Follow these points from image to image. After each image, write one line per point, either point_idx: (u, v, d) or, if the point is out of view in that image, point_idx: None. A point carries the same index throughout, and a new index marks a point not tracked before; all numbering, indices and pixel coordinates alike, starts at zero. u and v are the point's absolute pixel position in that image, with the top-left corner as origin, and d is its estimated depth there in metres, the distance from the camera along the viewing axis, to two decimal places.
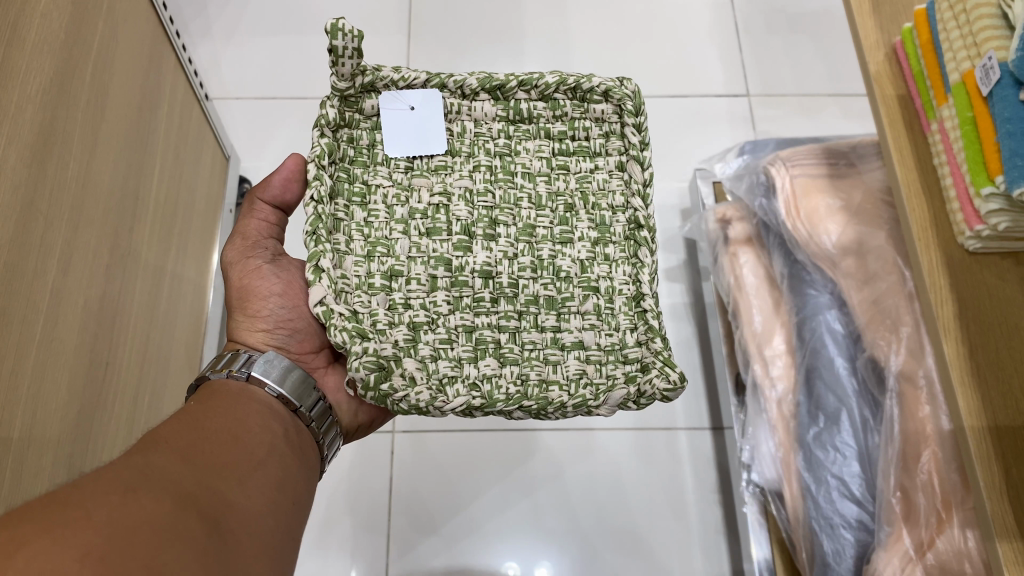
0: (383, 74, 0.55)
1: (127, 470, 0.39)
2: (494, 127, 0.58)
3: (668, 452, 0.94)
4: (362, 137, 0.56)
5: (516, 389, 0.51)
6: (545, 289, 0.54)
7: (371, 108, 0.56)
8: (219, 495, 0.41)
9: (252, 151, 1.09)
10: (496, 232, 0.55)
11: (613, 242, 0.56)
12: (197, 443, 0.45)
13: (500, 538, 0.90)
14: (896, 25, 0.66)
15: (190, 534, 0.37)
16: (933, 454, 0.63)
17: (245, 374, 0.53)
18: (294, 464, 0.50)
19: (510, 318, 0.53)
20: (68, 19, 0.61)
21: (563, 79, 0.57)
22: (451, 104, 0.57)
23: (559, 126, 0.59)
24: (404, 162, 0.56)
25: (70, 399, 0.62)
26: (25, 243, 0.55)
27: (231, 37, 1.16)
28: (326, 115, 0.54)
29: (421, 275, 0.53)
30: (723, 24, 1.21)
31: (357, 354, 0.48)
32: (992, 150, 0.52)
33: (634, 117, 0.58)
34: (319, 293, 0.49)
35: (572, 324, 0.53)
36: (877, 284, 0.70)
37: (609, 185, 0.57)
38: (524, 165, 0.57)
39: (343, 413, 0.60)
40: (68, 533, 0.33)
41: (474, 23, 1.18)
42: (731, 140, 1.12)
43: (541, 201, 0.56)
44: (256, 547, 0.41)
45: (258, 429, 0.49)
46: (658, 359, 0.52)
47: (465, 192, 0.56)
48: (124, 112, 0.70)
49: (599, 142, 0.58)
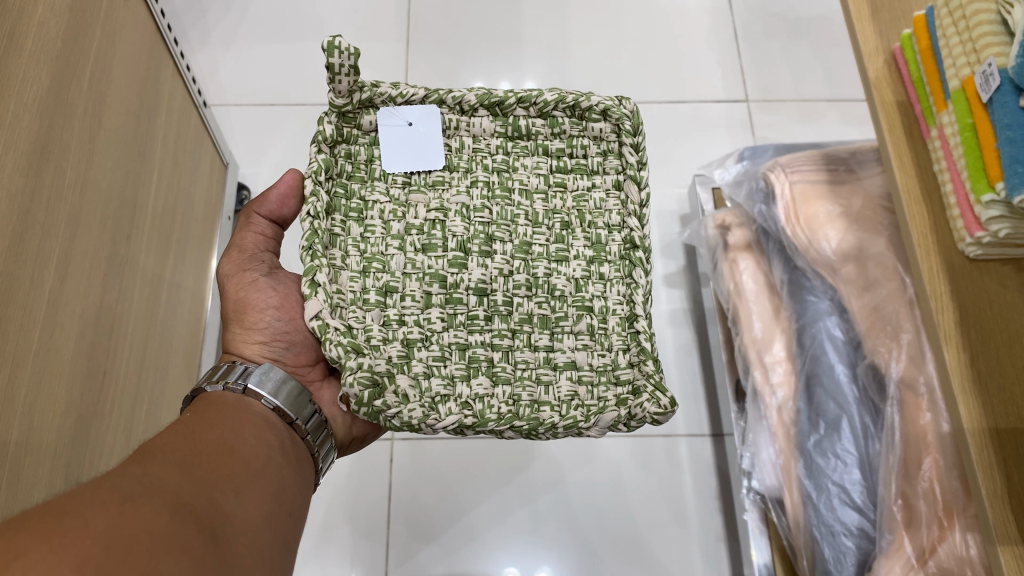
0: (381, 91, 0.55)
1: (124, 479, 0.38)
2: (493, 143, 0.58)
3: (668, 460, 0.93)
4: (360, 152, 0.56)
5: (508, 409, 0.51)
6: (540, 309, 0.54)
7: (369, 124, 0.56)
8: (216, 506, 0.41)
9: (250, 159, 1.09)
10: (492, 248, 0.55)
11: (608, 261, 0.56)
12: (193, 454, 0.44)
13: (499, 546, 0.89)
14: (896, 31, 0.66)
15: (187, 544, 0.36)
16: (934, 461, 0.63)
17: (241, 386, 0.53)
18: (291, 476, 0.50)
19: (502, 337, 0.53)
20: (65, 29, 0.61)
21: (562, 96, 0.57)
22: (450, 120, 0.57)
23: (557, 144, 0.58)
24: (401, 177, 0.56)
25: (66, 414, 0.61)
26: (21, 253, 0.54)
27: (229, 44, 1.16)
28: (323, 131, 0.54)
29: (416, 291, 0.52)
30: (721, 30, 1.21)
31: (351, 369, 0.47)
32: (993, 158, 0.52)
33: (632, 137, 0.58)
34: (314, 308, 0.49)
35: (565, 343, 0.53)
36: (877, 291, 0.70)
37: (606, 204, 0.57)
38: (522, 182, 0.57)
39: (339, 425, 0.60)
40: (66, 542, 0.32)
41: (472, 29, 1.18)
42: (730, 146, 1.12)
43: (538, 219, 0.56)
44: (253, 559, 0.41)
45: (255, 441, 0.49)
46: (650, 381, 0.52)
47: (462, 208, 0.55)
48: (121, 120, 0.70)
49: (597, 160, 0.58)
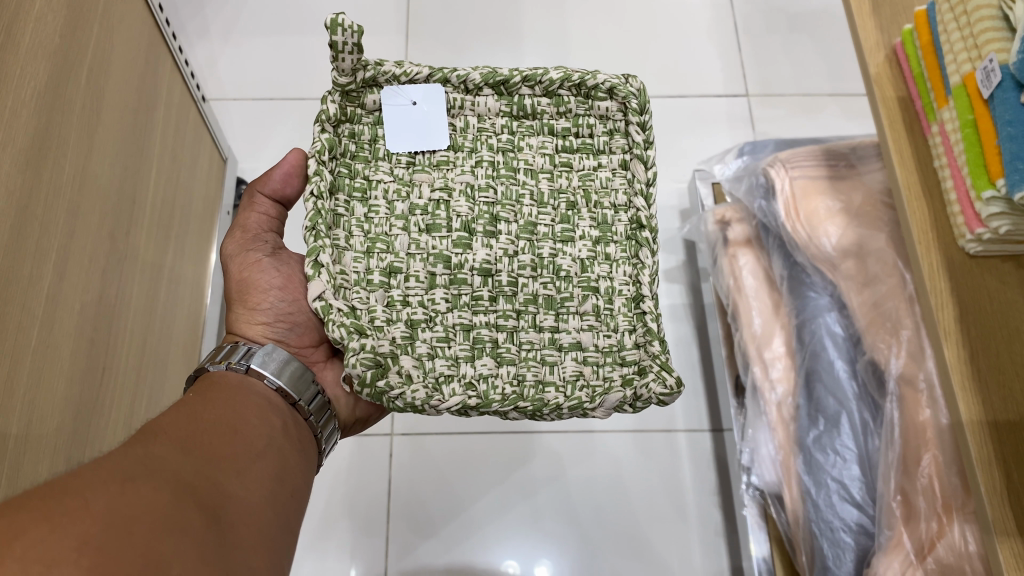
0: (385, 69, 0.55)
1: (125, 460, 0.38)
2: (498, 122, 0.57)
3: (668, 453, 0.94)
4: (364, 132, 0.55)
5: (512, 390, 0.51)
6: (545, 289, 0.54)
7: (373, 103, 0.55)
8: (218, 486, 0.41)
9: (249, 152, 1.09)
10: (497, 228, 0.55)
11: (616, 239, 0.56)
12: (195, 435, 0.44)
13: (499, 541, 0.89)
14: (896, 26, 0.66)
15: (188, 524, 0.36)
16: (933, 457, 0.62)
17: (244, 366, 0.53)
18: (293, 457, 0.50)
19: (508, 317, 0.53)
20: (64, 23, 0.60)
21: (568, 75, 0.56)
22: (455, 98, 0.56)
23: (563, 123, 0.58)
24: (406, 157, 0.55)
25: (65, 410, 0.61)
26: (22, 247, 0.54)
27: (228, 36, 1.15)
28: (327, 110, 0.53)
29: (419, 272, 0.52)
30: (722, 23, 1.20)
31: (354, 350, 0.48)
32: (993, 154, 0.51)
33: (638, 116, 0.57)
34: (317, 289, 0.49)
35: (571, 324, 0.53)
36: (877, 287, 0.70)
37: (612, 183, 0.57)
38: (527, 162, 0.56)
39: (342, 406, 0.60)
40: (66, 521, 0.32)
41: (471, 22, 1.18)
42: (730, 141, 1.12)
43: (543, 199, 0.56)
44: (254, 539, 0.41)
45: (257, 422, 0.49)
46: (655, 362, 0.52)
47: (466, 187, 0.55)
48: (120, 116, 0.70)
49: (603, 139, 0.58)
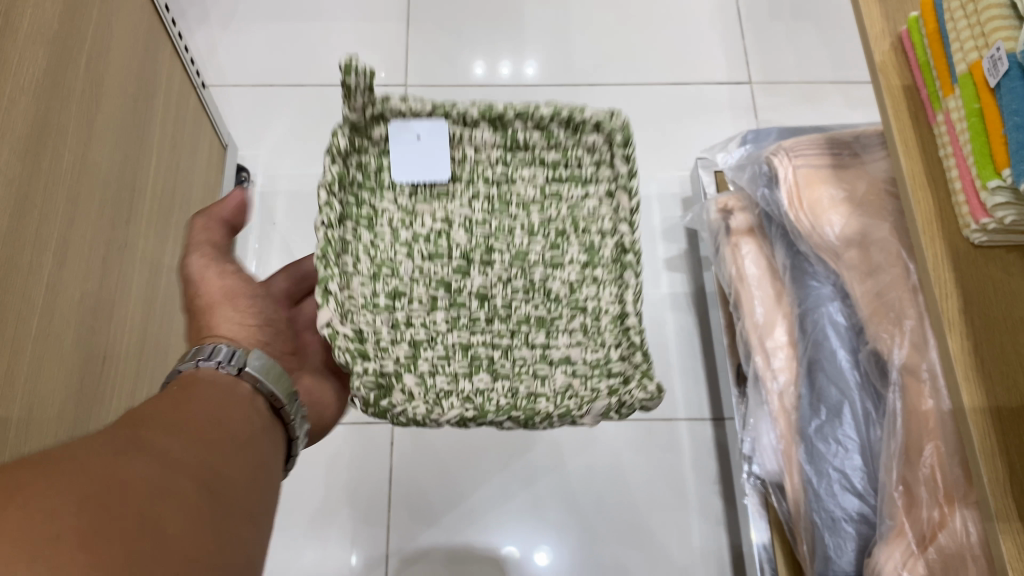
0: (392, 105, 0.52)
1: (115, 436, 0.38)
2: (493, 155, 0.55)
3: (668, 442, 0.94)
4: (370, 162, 0.54)
5: (507, 401, 0.50)
6: (541, 309, 0.54)
7: (379, 135, 0.54)
8: (206, 461, 0.41)
9: (250, 139, 1.08)
10: (492, 258, 0.55)
11: (609, 254, 0.55)
12: (180, 418, 0.44)
13: (499, 529, 0.89)
14: (902, 15, 0.65)
15: (180, 494, 0.37)
16: (936, 448, 0.62)
17: (234, 364, 0.51)
18: (273, 454, 0.49)
19: (496, 344, 0.53)
20: (63, 9, 0.60)
21: (559, 111, 0.54)
22: (457, 134, 0.54)
23: (553, 155, 0.56)
24: (409, 186, 0.54)
25: (65, 399, 0.61)
26: (21, 235, 0.54)
27: (228, 22, 1.15)
28: (337, 144, 0.51)
29: (422, 294, 0.53)
30: (725, 10, 1.20)
31: (359, 373, 0.46)
32: (1000, 143, 0.51)
33: (624, 149, 0.55)
34: (326, 316, 0.47)
35: (561, 348, 0.53)
36: (880, 276, 0.69)
37: (599, 213, 0.56)
38: (520, 194, 0.56)
39: (323, 414, 0.59)
40: (66, 477, 0.32)
41: (473, 9, 1.17)
42: (732, 129, 1.11)
43: (533, 229, 0.56)
44: (241, 512, 0.41)
45: (242, 417, 0.48)
46: (638, 371, 0.51)
47: (466, 219, 0.55)
48: (119, 103, 0.69)
49: (590, 171, 0.56)
